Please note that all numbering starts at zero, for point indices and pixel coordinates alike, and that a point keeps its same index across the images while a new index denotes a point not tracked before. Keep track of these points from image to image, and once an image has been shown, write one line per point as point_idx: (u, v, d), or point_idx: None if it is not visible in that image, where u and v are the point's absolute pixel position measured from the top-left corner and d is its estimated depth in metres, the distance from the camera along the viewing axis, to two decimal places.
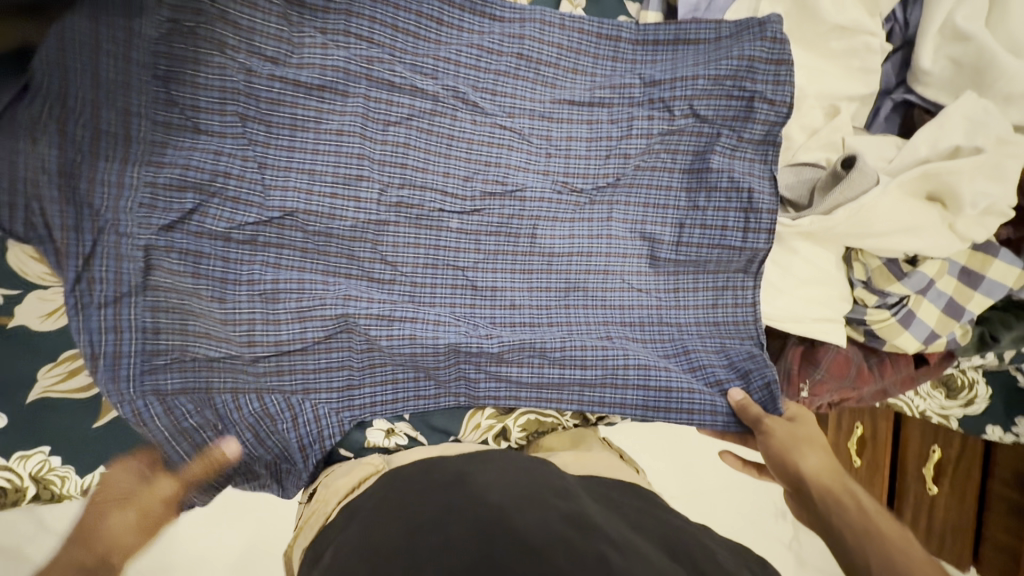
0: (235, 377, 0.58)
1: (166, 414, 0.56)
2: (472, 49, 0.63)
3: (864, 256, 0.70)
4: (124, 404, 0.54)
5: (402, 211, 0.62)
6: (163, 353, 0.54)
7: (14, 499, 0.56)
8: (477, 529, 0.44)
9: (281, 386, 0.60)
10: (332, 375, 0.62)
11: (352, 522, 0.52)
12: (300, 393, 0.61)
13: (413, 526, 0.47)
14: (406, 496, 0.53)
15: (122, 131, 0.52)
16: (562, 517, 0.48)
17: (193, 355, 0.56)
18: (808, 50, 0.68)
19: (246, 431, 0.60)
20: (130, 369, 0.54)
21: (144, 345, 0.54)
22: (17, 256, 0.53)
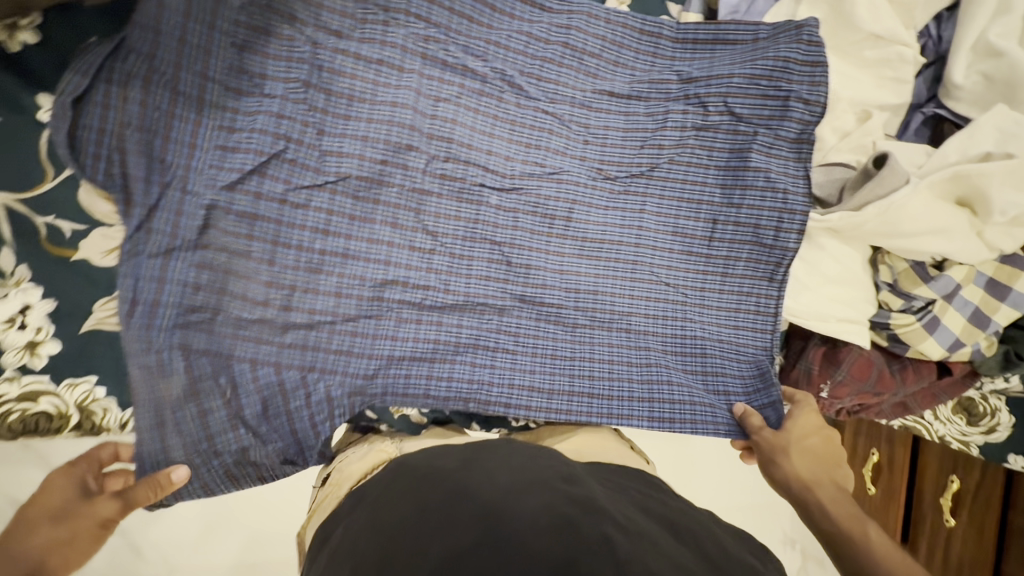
0: (257, 347, 0.58)
1: (184, 372, 0.56)
2: (522, 35, 0.67)
3: (892, 259, 0.72)
4: (151, 351, 0.55)
5: (445, 183, 0.65)
6: (198, 310, 0.56)
7: (59, 426, 0.58)
8: (485, 513, 0.45)
9: (299, 361, 0.60)
10: (350, 358, 0.62)
11: (360, 505, 0.54)
12: (316, 371, 0.61)
13: (422, 505, 0.48)
14: (423, 470, 0.55)
15: (198, 93, 0.55)
16: (570, 501, 0.47)
17: (224, 315, 0.57)
18: (844, 58, 0.70)
19: (256, 404, 0.59)
20: (164, 320, 0.55)
21: (181, 300, 0.55)
22: (87, 194, 0.56)
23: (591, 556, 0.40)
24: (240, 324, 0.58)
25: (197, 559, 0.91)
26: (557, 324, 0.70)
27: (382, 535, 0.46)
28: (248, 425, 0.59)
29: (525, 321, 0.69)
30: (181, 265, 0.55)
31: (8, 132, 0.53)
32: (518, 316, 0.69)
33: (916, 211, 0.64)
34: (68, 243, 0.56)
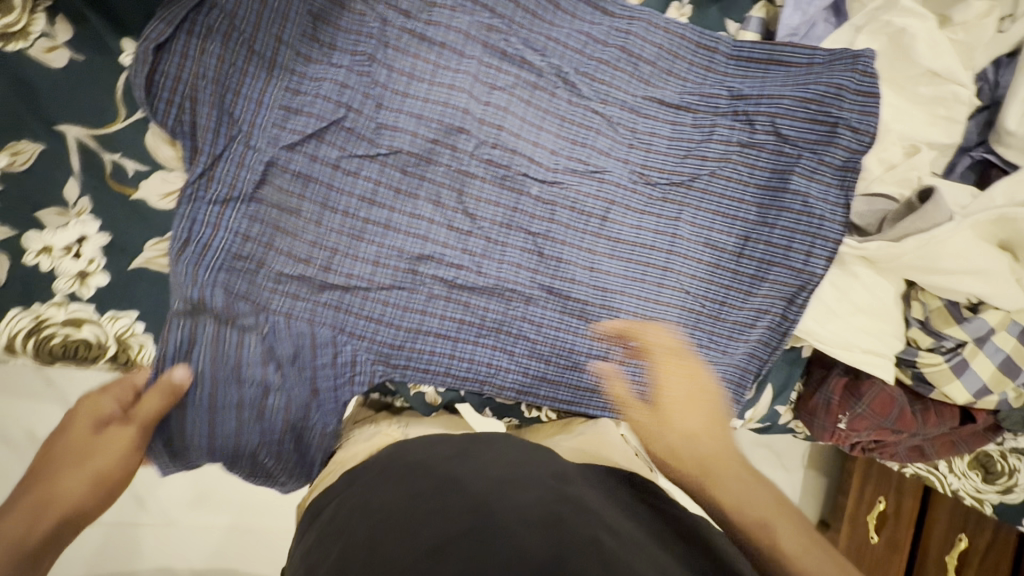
0: (296, 298, 0.61)
1: (224, 308, 0.58)
2: (581, 35, 0.68)
3: (925, 297, 0.71)
4: (195, 287, 0.56)
5: (490, 168, 0.67)
6: (247, 258, 0.59)
7: (96, 356, 0.60)
8: (481, 500, 0.45)
9: (333, 320, 0.63)
10: (378, 325, 0.64)
11: (355, 485, 0.54)
12: (346, 333, 0.63)
13: (417, 493, 0.48)
14: (429, 457, 0.55)
15: (270, 54, 0.58)
16: (564, 500, 0.46)
17: (267, 268, 0.60)
18: (897, 92, 0.70)
19: (287, 346, 0.61)
20: (213, 261, 0.57)
21: (233, 246, 0.58)
22: (154, 138, 0.59)
23: (577, 555, 0.39)
24: (281, 279, 0.60)
25: (194, 516, 0.92)
26: (573, 321, 0.71)
27: (373, 520, 0.46)
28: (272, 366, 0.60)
29: (549, 313, 0.70)
30: (247, 224, 0.59)
31: (91, 72, 0.56)
32: (542, 306, 0.70)
33: (956, 250, 0.64)
34: (130, 182, 0.59)
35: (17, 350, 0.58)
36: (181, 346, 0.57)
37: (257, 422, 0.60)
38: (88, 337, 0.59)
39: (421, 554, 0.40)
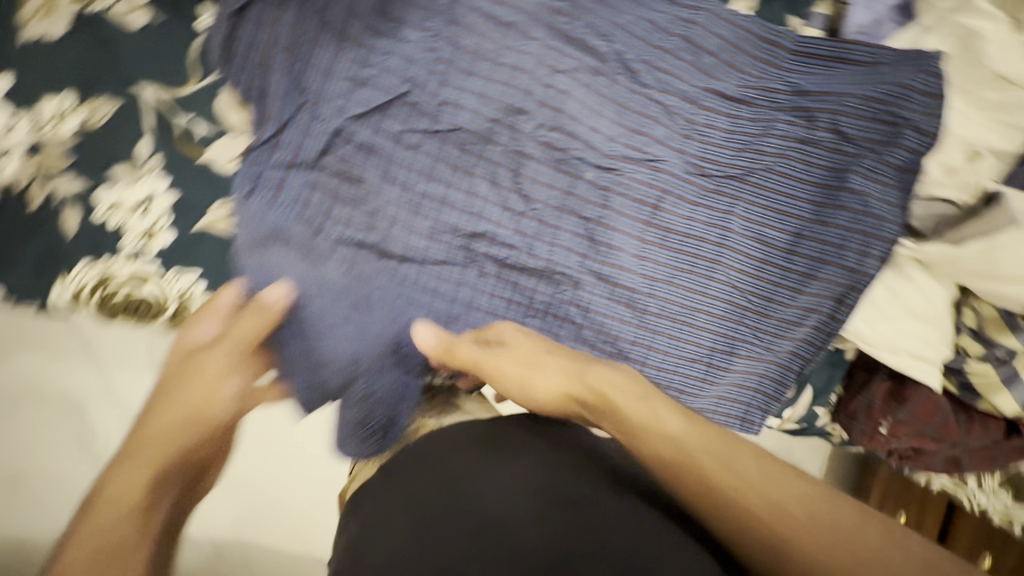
0: (367, 226, 0.61)
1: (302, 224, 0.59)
2: (645, 22, 0.68)
3: (980, 304, 0.70)
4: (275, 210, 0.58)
5: (547, 151, 0.67)
6: (313, 211, 0.59)
7: (157, 311, 0.63)
8: (518, 487, 0.49)
9: (396, 267, 0.63)
10: (434, 296, 0.66)
11: (390, 477, 0.55)
12: (409, 285, 0.64)
13: (454, 475, 0.51)
14: (458, 436, 0.57)
15: (342, 26, 0.59)
16: (597, 484, 0.50)
17: (332, 222, 0.60)
18: (965, 97, 0.69)
19: (365, 266, 0.61)
20: (286, 197, 0.58)
21: (299, 197, 0.59)
22: (224, 102, 0.60)
23: (608, 540, 0.44)
24: (341, 238, 0.60)
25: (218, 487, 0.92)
26: (620, 307, 0.71)
27: (406, 503, 0.50)
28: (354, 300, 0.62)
29: (596, 298, 0.70)
30: (313, 193, 0.59)
31: (168, 34, 0.58)
32: (590, 291, 0.70)
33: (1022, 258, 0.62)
34: (199, 144, 0.60)
35: (81, 303, 0.61)
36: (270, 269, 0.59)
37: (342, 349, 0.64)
38: (151, 294, 0.61)
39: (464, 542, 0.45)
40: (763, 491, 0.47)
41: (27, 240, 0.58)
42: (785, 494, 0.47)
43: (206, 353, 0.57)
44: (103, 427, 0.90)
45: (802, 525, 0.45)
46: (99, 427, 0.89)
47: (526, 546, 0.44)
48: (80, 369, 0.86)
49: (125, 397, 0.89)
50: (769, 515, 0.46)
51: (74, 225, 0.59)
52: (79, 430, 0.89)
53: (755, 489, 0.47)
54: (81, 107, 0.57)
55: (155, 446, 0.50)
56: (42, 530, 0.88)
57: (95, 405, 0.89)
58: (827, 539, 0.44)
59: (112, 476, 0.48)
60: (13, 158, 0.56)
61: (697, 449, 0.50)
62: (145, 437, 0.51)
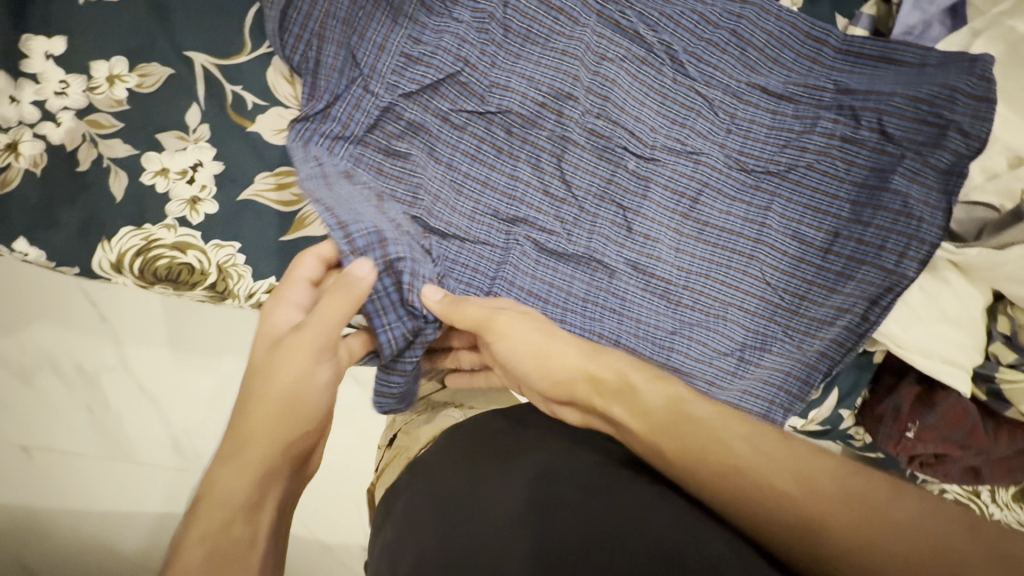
0: (419, 175, 0.62)
1: (354, 159, 0.60)
2: (693, 14, 0.68)
3: (1016, 311, 0.70)
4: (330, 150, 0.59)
5: (592, 138, 0.67)
6: (360, 161, 0.61)
7: (197, 281, 0.60)
8: (539, 472, 0.46)
9: (441, 229, 0.63)
10: (473, 275, 0.64)
11: (416, 473, 0.51)
12: (452, 243, 0.63)
13: (476, 469, 0.48)
14: (484, 428, 0.55)
15: (398, 4, 0.59)
16: (629, 479, 0.46)
17: (379, 171, 0.61)
18: (1013, 107, 0.68)
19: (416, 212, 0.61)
20: (340, 150, 0.60)
21: (351, 150, 0.60)
22: (276, 75, 0.60)
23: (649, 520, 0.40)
24: (389, 193, 0.61)
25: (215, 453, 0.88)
26: (653, 298, 0.71)
27: (435, 503, 0.45)
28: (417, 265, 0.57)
29: (630, 288, 0.70)
30: (359, 164, 0.61)
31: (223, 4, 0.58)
32: (625, 282, 0.70)
33: None
34: (247, 114, 0.60)
35: (125, 267, 0.59)
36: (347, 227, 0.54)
37: (408, 325, 0.57)
38: (193, 261, 0.59)
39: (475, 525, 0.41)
40: (788, 466, 0.46)
41: (70, 203, 0.58)
42: (802, 472, 0.46)
43: (290, 336, 0.49)
44: (114, 403, 0.85)
45: (840, 504, 0.43)
46: (112, 403, 0.85)
47: (557, 524, 0.40)
48: (92, 344, 0.82)
49: (138, 373, 0.84)
50: (804, 502, 0.44)
51: (120, 190, 0.58)
52: (91, 405, 0.85)
53: (781, 471, 0.46)
54: (132, 74, 0.57)
55: (251, 445, 0.45)
56: (49, 508, 0.86)
57: (108, 381, 0.84)
58: (863, 509, 0.43)
59: (216, 476, 0.45)
60: (63, 122, 0.57)
61: (724, 440, 0.49)
62: (241, 437, 0.46)
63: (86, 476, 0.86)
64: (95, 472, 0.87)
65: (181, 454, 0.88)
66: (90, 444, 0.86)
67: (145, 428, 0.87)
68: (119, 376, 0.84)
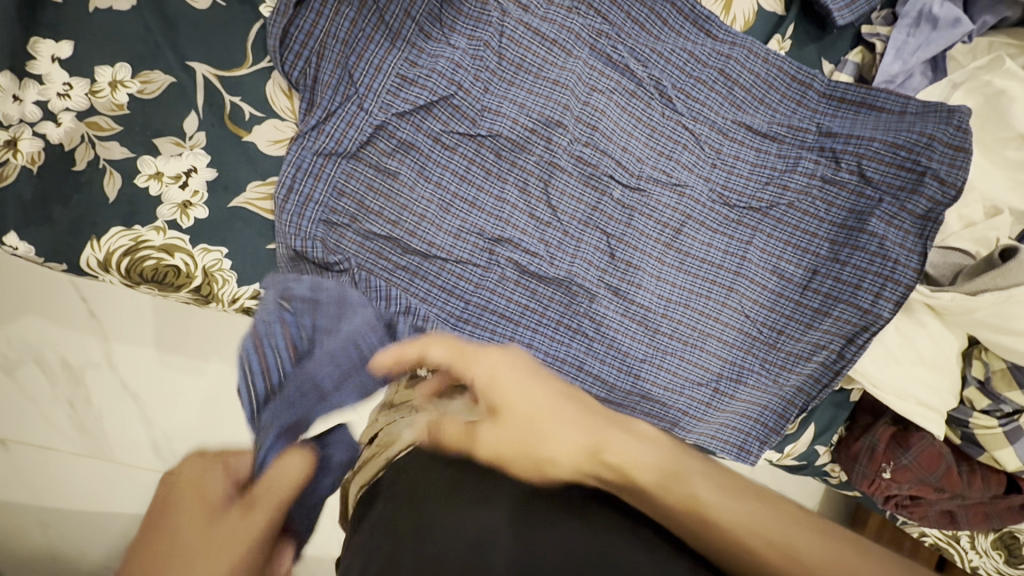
0: (410, 194, 0.64)
1: (348, 175, 0.62)
2: (683, 53, 0.70)
3: (988, 356, 0.71)
4: (324, 175, 0.62)
5: (579, 165, 0.68)
6: (355, 178, 0.63)
7: (183, 283, 0.62)
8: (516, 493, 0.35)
9: (414, 249, 0.65)
10: (448, 297, 0.67)
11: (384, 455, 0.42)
12: (425, 254, 0.65)
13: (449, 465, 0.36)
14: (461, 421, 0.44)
15: (397, 27, 0.62)
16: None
17: (365, 187, 0.63)
18: (985, 155, 0.71)
19: (394, 228, 0.64)
20: (332, 171, 0.62)
21: (343, 166, 0.62)
22: (274, 87, 0.62)
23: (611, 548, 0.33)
24: (378, 212, 0.63)
25: None
26: (632, 323, 0.71)
27: (379, 520, 0.33)
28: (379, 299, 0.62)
29: (611, 313, 0.71)
30: (352, 178, 0.63)
31: (229, 16, 0.60)
32: (605, 306, 0.71)
33: None
34: (244, 124, 0.62)
35: (111, 266, 0.60)
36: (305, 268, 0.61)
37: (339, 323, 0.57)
38: (178, 264, 0.61)
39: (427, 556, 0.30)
40: None
41: (64, 201, 0.59)
42: None
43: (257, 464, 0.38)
44: (97, 400, 0.85)
45: None
46: (94, 400, 0.85)
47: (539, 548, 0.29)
48: (80, 340, 0.83)
49: (123, 372, 0.85)
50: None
51: (113, 190, 0.60)
52: (73, 401, 0.85)
53: None
54: (135, 79, 0.59)
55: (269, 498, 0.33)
56: (23, 501, 0.85)
57: (92, 378, 0.84)
58: None
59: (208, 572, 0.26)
60: (63, 122, 0.58)
61: None
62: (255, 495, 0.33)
63: (62, 474, 0.86)
64: (71, 468, 0.86)
65: (158, 455, 0.87)
66: (69, 441, 0.86)
67: (124, 427, 0.86)
68: (103, 373, 0.84)
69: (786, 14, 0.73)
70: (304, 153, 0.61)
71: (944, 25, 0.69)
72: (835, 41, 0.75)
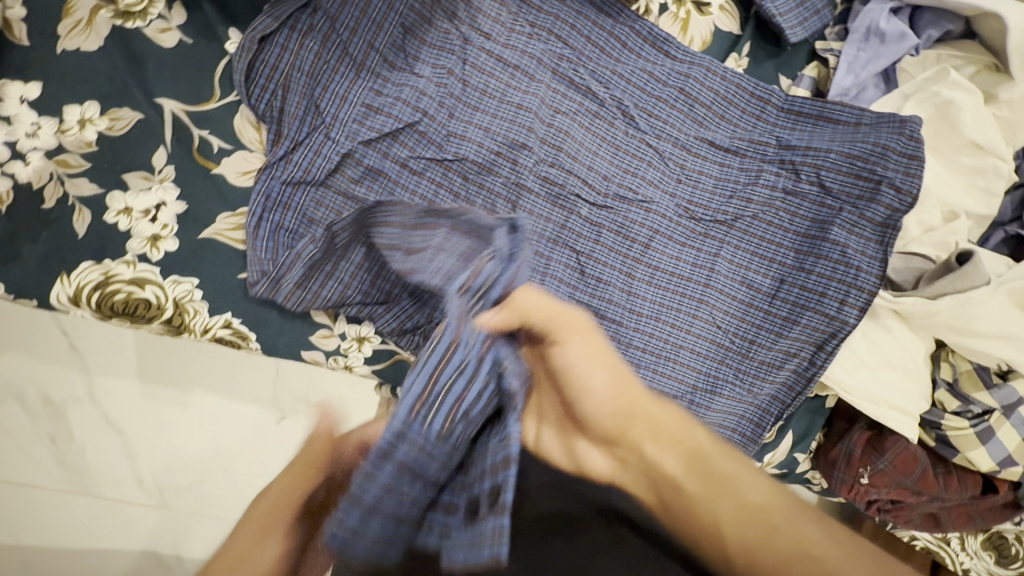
0: None
1: (316, 202, 0.63)
2: (643, 73, 0.72)
3: (954, 358, 0.73)
4: (293, 203, 0.63)
5: (546, 185, 0.69)
6: (322, 207, 0.63)
7: (154, 315, 0.62)
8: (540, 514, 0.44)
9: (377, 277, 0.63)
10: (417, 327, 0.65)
11: None
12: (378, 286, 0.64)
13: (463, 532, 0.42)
14: None
15: (361, 58, 0.64)
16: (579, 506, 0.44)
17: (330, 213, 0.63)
18: (939, 160, 0.73)
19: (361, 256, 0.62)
20: (300, 200, 0.63)
21: (312, 195, 0.63)
22: (242, 120, 0.63)
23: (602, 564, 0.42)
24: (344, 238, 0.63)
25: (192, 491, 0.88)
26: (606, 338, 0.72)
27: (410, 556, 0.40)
28: (451, 219, 0.53)
29: None
30: (323, 205, 0.63)
31: (196, 53, 0.62)
32: None
33: (989, 315, 0.67)
34: (213, 157, 0.63)
35: (82, 301, 0.61)
36: (318, 249, 0.60)
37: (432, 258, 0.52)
38: (149, 296, 0.61)
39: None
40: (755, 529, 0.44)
41: (33, 239, 0.59)
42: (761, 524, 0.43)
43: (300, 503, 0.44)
44: (77, 434, 0.84)
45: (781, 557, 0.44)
46: (75, 435, 0.84)
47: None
48: (60, 375, 0.82)
49: (106, 405, 0.85)
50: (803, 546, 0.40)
51: (82, 227, 0.60)
52: (54, 436, 0.84)
53: None
54: (103, 117, 0.60)
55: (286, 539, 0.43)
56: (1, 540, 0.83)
57: (74, 412, 0.84)
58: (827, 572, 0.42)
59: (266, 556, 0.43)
60: (32, 161, 0.59)
61: None
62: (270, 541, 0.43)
63: (45, 514, 0.85)
64: (50, 507, 0.84)
65: (144, 488, 0.86)
66: (51, 477, 0.84)
67: (106, 461, 0.85)
68: (86, 408, 0.84)
69: (741, 33, 0.76)
70: (272, 181, 0.62)
71: (891, 40, 0.72)
72: (790, 57, 0.77)
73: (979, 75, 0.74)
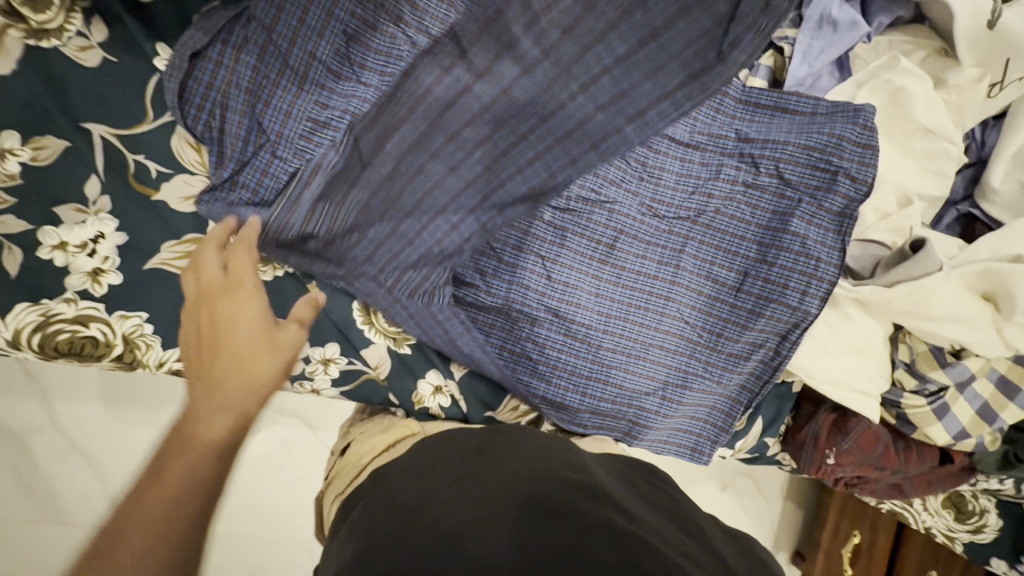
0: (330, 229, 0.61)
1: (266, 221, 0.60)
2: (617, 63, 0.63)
3: (911, 339, 0.76)
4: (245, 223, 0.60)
5: (514, 192, 0.65)
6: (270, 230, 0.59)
7: (102, 352, 0.61)
8: (530, 499, 0.44)
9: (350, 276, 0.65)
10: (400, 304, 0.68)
11: (380, 486, 0.53)
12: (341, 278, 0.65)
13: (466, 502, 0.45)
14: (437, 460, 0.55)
15: (303, 69, 0.57)
16: (575, 490, 0.46)
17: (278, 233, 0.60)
18: (893, 146, 0.74)
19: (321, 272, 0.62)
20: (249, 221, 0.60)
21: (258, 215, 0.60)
22: (180, 140, 0.60)
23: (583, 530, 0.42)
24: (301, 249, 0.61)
25: None
26: (579, 336, 0.73)
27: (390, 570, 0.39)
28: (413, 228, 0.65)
29: (550, 334, 0.72)
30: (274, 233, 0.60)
31: (121, 72, 0.57)
32: (546, 330, 0.72)
33: (944, 298, 0.69)
34: (151, 183, 0.60)
35: (22, 344, 0.59)
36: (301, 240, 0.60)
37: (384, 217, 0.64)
38: (96, 335, 0.60)
39: (440, 542, 0.40)
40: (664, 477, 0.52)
41: None
42: None
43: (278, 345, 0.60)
44: (42, 463, 0.80)
45: None
46: (40, 465, 0.80)
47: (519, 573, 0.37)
48: (17, 407, 0.78)
49: (69, 431, 0.81)
50: None
51: (14, 266, 0.57)
52: (15, 467, 0.80)
53: None
54: (26, 146, 0.55)
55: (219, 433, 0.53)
56: None
57: (36, 443, 0.80)
58: None
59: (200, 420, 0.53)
60: None
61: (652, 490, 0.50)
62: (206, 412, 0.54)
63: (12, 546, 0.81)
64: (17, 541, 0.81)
65: None
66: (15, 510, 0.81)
67: (75, 489, 0.82)
68: (50, 437, 0.80)
69: None
70: (216, 199, 0.60)
71: (843, 28, 0.71)
72: None
73: (929, 60, 0.74)
